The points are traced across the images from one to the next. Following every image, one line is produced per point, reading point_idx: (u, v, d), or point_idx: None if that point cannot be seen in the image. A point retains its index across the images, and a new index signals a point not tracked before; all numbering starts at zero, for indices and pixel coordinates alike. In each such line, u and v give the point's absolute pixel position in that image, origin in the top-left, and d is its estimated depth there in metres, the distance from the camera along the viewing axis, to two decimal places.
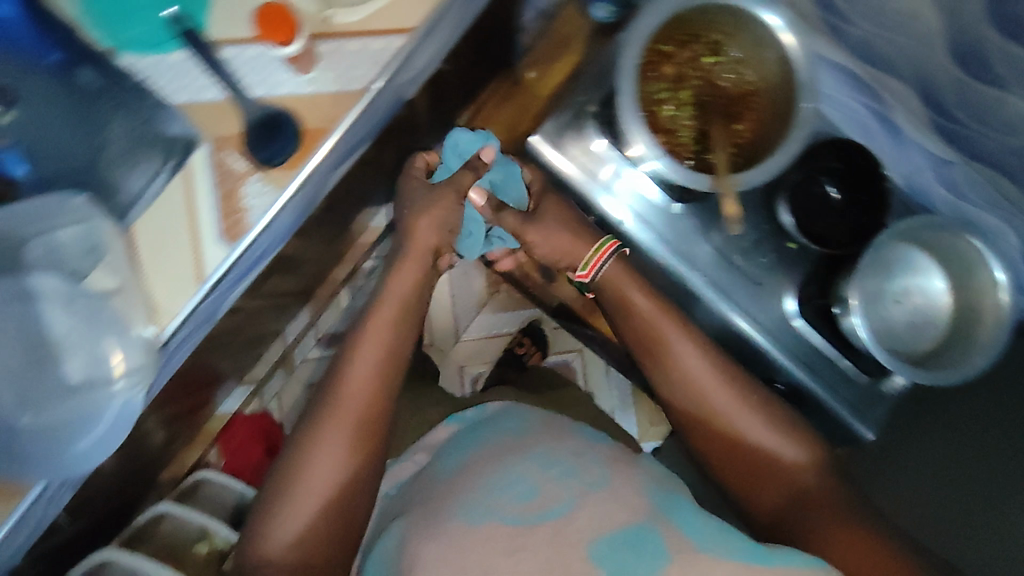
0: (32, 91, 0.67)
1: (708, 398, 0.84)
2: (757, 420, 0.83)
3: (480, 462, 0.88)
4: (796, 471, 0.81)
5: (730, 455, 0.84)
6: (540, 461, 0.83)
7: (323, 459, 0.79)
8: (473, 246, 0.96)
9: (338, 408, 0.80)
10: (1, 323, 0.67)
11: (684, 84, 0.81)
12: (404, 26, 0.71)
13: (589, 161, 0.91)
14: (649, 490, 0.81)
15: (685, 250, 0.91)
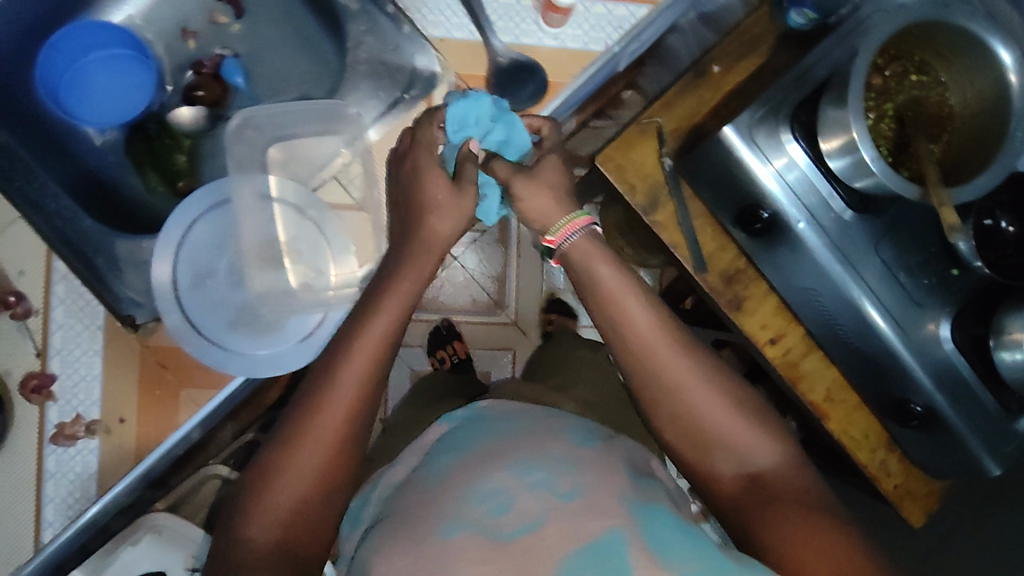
0: (265, 14, 0.84)
1: (663, 371, 0.58)
2: (699, 383, 0.58)
3: (457, 472, 0.63)
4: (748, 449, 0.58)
5: (671, 421, 0.60)
6: (517, 468, 0.59)
7: (283, 474, 0.52)
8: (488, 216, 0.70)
9: (315, 387, 0.53)
10: (245, 216, 0.70)
11: (888, 97, 0.83)
12: None
13: (771, 153, 0.88)
14: (639, 512, 0.55)
15: (856, 261, 0.89)
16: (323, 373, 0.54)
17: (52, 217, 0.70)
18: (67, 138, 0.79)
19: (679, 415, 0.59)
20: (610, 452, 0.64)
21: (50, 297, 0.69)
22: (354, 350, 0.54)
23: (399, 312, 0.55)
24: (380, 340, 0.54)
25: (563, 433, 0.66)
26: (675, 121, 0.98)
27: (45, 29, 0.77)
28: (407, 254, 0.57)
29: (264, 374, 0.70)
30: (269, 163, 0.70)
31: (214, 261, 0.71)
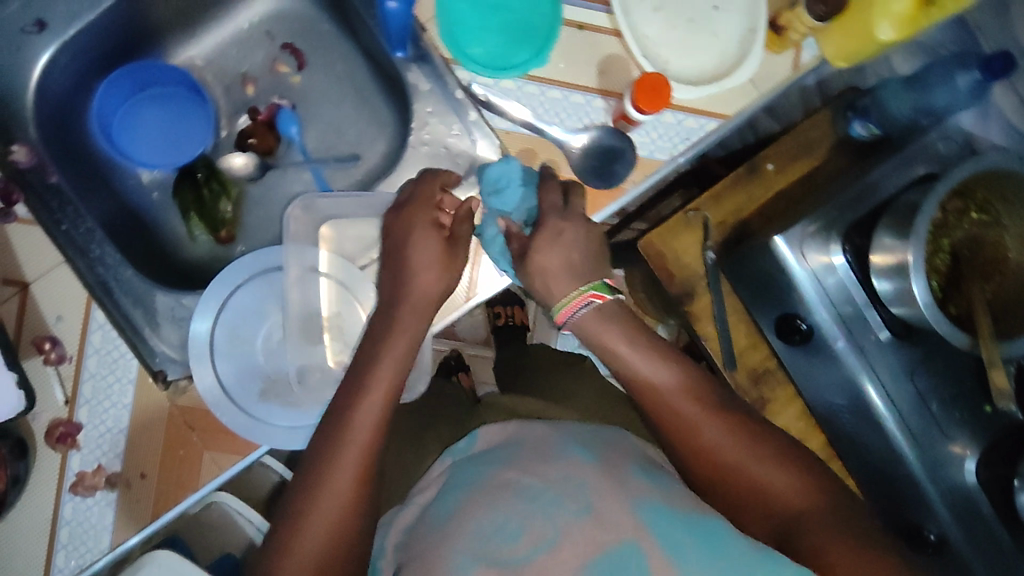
0: (327, 69, 0.83)
1: (673, 417, 0.63)
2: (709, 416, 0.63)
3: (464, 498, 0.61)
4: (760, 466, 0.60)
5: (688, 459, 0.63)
6: (521, 490, 0.59)
7: (315, 514, 0.55)
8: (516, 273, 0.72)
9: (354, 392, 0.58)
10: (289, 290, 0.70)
11: (945, 233, 0.82)
12: (725, 110, 0.72)
13: (822, 269, 0.88)
14: (655, 514, 0.55)
15: (892, 388, 0.89)
16: (342, 417, 0.58)
17: (94, 264, 0.70)
18: (116, 173, 0.78)
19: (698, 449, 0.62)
20: (610, 458, 0.64)
21: (85, 345, 0.68)
22: (368, 392, 0.59)
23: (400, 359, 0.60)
24: (388, 380, 0.60)
25: (559, 446, 0.66)
26: (721, 214, 0.98)
27: (109, 63, 0.76)
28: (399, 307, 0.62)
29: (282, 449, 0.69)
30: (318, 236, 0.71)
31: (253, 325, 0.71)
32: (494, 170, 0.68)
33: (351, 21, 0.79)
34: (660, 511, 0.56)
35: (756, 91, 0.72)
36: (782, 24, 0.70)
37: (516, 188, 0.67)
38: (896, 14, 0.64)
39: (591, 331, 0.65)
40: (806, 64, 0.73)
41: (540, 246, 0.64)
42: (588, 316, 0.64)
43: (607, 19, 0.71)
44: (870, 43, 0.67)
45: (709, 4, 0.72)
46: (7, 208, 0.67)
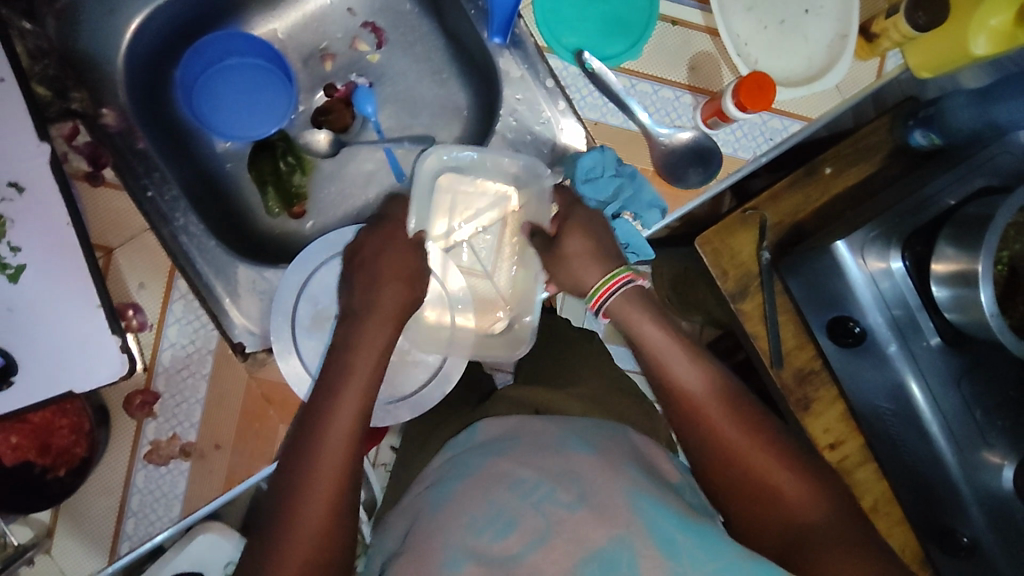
0: (403, 48, 0.83)
1: (714, 436, 0.58)
2: (750, 439, 0.58)
3: (458, 496, 0.59)
4: (792, 490, 0.55)
5: (722, 479, 0.57)
6: (514, 483, 0.58)
7: (304, 498, 0.52)
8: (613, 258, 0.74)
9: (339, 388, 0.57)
10: None
11: (1008, 245, 0.84)
12: (809, 114, 0.74)
13: (880, 274, 0.89)
14: (647, 511, 0.53)
15: (940, 397, 0.90)
16: (316, 408, 0.57)
17: (177, 233, 0.70)
18: (191, 141, 0.77)
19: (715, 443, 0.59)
20: (607, 447, 0.63)
21: (165, 313, 0.68)
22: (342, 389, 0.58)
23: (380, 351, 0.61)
24: (370, 367, 0.60)
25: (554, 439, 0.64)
26: (777, 216, 0.99)
27: (192, 30, 0.76)
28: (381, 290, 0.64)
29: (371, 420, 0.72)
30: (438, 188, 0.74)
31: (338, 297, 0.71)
32: (587, 160, 0.70)
33: (437, 3, 0.78)
34: (655, 502, 0.54)
35: (840, 97, 0.74)
36: (876, 32, 0.72)
37: (609, 176, 0.70)
38: (991, 30, 0.67)
39: (622, 318, 0.64)
40: (888, 72, 0.75)
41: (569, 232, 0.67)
42: (617, 303, 0.65)
43: (701, 16, 0.72)
44: (959, 57, 0.68)
45: (800, 7, 0.73)
46: (95, 171, 0.66)
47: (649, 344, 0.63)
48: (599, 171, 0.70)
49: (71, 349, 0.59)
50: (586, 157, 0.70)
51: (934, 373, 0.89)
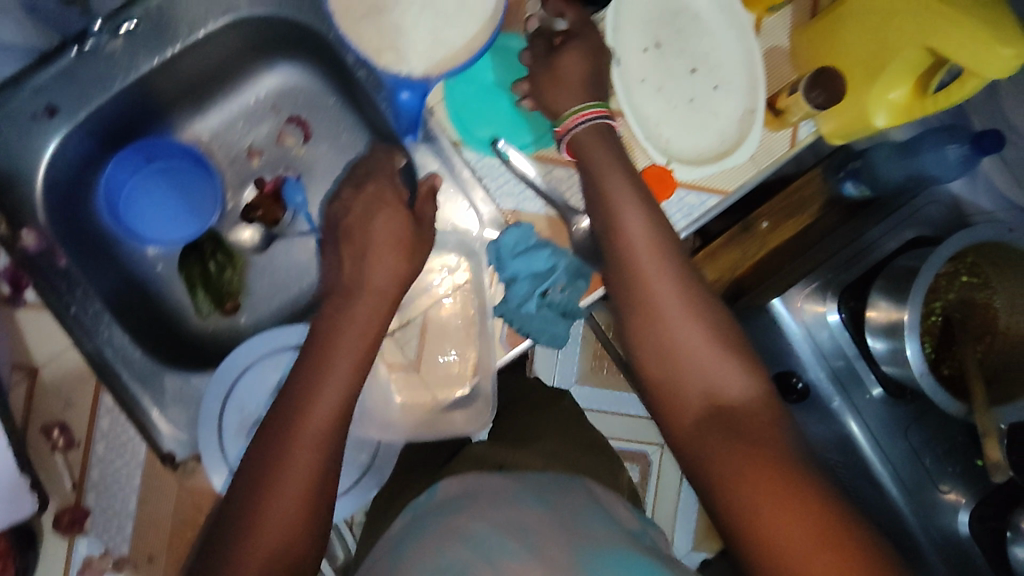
0: (329, 138, 0.84)
1: (689, 356, 0.56)
2: (731, 366, 0.56)
3: (416, 552, 0.58)
4: (758, 418, 0.54)
5: (687, 401, 0.56)
6: (472, 537, 0.58)
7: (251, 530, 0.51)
8: (552, 329, 0.70)
9: (303, 419, 0.54)
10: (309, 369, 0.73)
11: (937, 296, 0.85)
12: (726, 187, 0.74)
13: (813, 321, 0.90)
14: (595, 565, 0.54)
15: (887, 448, 0.89)
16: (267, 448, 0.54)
17: (102, 346, 0.70)
18: (121, 247, 0.78)
19: (653, 326, 0.58)
20: (564, 504, 0.64)
21: (93, 431, 0.68)
22: (299, 424, 0.54)
23: (338, 417, 0.56)
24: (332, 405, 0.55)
25: (515, 494, 0.65)
26: (718, 271, 1.01)
27: (117, 140, 0.77)
28: (350, 319, 0.60)
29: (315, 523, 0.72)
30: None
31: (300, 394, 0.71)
32: (509, 237, 0.69)
33: (357, 98, 0.79)
34: (602, 558, 0.55)
35: (755, 168, 0.74)
36: (782, 107, 0.72)
37: (531, 251, 0.69)
38: (892, 103, 0.66)
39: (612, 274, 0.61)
40: (803, 140, 0.75)
41: (568, 53, 0.66)
42: (586, 134, 0.64)
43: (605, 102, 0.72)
44: (861, 125, 0.68)
45: (709, 84, 0.74)
46: (15, 293, 0.67)
47: (624, 241, 0.60)
48: (522, 244, 0.69)
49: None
50: (507, 233, 0.69)
51: (879, 422, 0.90)
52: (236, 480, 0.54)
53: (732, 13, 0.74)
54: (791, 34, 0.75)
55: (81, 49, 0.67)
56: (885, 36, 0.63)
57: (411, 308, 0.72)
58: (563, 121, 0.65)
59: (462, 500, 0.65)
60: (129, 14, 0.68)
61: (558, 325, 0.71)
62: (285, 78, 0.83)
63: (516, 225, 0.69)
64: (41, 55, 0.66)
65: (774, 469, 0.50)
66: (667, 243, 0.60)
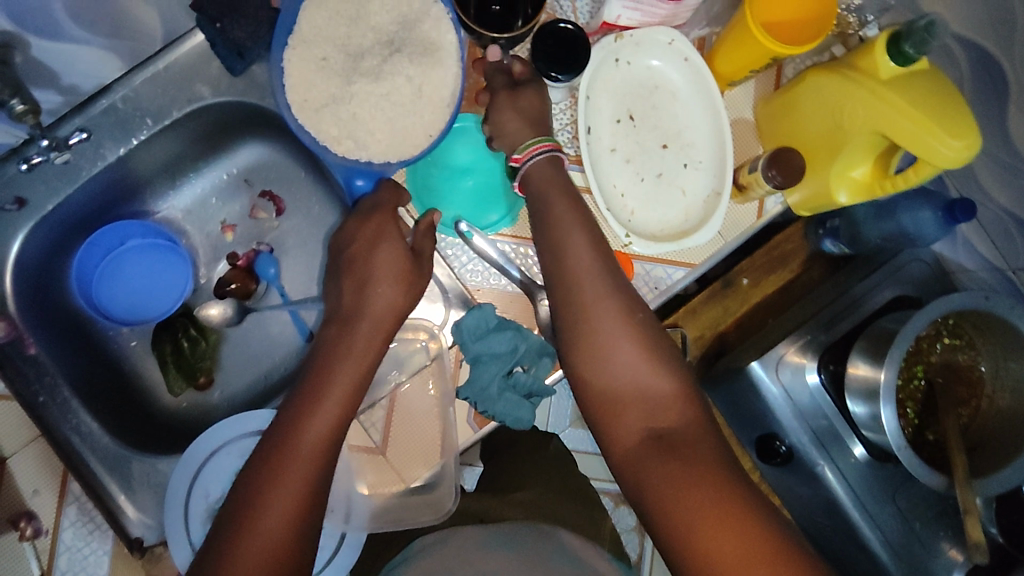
0: (300, 210, 0.85)
1: (624, 374, 0.60)
2: (665, 386, 0.59)
3: None
4: (690, 429, 0.58)
5: (625, 420, 0.59)
6: None
7: (241, 557, 0.51)
8: (517, 411, 0.70)
9: (286, 456, 0.55)
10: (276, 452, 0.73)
11: (920, 359, 0.82)
12: (692, 259, 0.75)
13: (794, 380, 0.87)
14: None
15: (876, 515, 0.86)
16: (254, 485, 0.54)
17: (71, 432, 0.70)
18: (94, 326, 0.79)
19: (592, 347, 0.61)
20: (530, 550, 0.61)
21: (61, 519, 0.69)
22: (286, 464, 0.55)
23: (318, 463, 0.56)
24: (320, 441, 0.56)
25: (484, 543, 0.64)
26: (699, 328, 0.99)
27: (91, 221, 0.78)
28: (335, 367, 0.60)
29: None
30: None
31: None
32: (470, 318, 0.68)
33: (325, 173, 0.80)
34: None
35: (722, 241, 0.75)
36: (745, 183, 0.73)
37: (492, 334, 0.68)
38: (854, 180, 0.67)
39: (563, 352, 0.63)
40: (770, 211, 0.76)
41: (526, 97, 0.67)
42: (543, 166, 0.66)
43: (581, 176, 0.75)
44: (825, 199, 0.69)
45: (680, 161, 0.75)
46: None
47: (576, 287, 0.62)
48: (482, 326, 0.68)
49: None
50: (467, 317, 0.68)
51: (867, 484, 0.87)
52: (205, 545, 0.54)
53: (705, 91, 0.74)
54: (754, 105, 0.77)
55: (29, 160, 0.66)
56: (839, 118, 0.65)
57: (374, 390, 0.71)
58: (528, 147, 0.66)
59: (439, 551, 0.64)
60: (81, 124, 0.70)
61: (523, 405, 0.70)
62: (256, 156, 0.84)
63: (476, 308, 0.68)
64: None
65: (703, 477, 0.54)
66: (620, 319, 0.61)
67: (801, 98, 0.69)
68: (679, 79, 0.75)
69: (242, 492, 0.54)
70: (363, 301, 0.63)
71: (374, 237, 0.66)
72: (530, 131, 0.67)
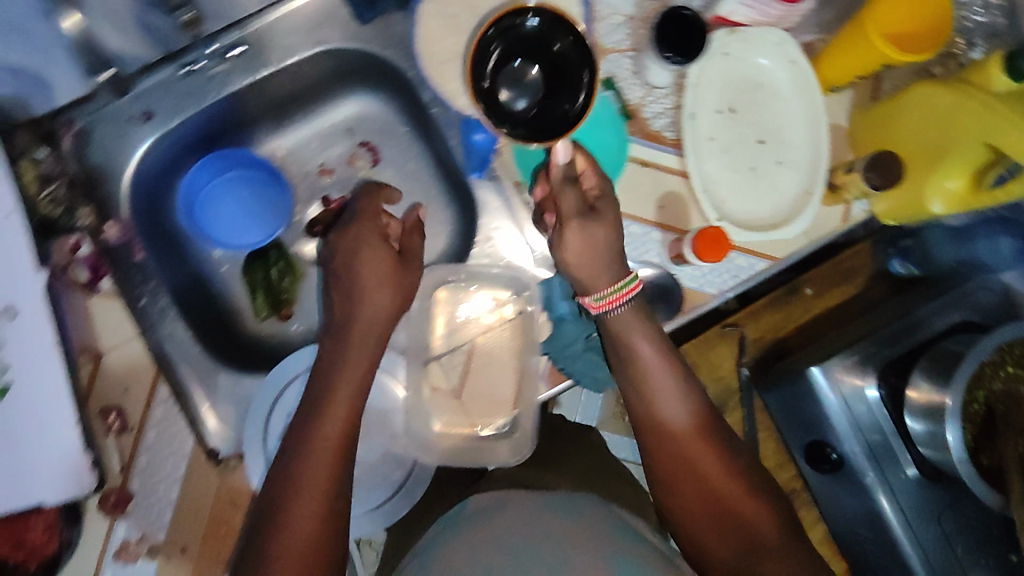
0: (394, 164, 0.88)
1: (673, 428, 0.66)
2: (715, 456, 0.65)
3: (446, 556, 0.61)
4: (738, 493, 0.63)
5: (685, 494, 0.64)
6: (507, 544, 0.60)
7: (285, 542, 0.57)
8: (592, 370, 0.73)
9: (308, 452, 0.60)
10: None
11: (983, 385, 0.83)
12: (775, 254, 0.77)
13: (853, 392, 0.89)
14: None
15: (920, 535, 0.87)
16: (284, 482, 0.59)
17: (164, 340, 0.73)
18: (190, 247, 0.82)
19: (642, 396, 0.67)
20: (588, 513, 0.63)
21: (147, 418, 0.72)
22: (311, 455, 0.60)
23: (338, 453, 0.61)
24: (339, 432, 0.62)
25: (543, 504, 0.65)
26: (760, 329, 1.04)
27: (203, 146, 0.81)
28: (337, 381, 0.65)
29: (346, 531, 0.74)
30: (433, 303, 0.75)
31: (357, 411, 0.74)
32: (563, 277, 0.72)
33: (428, 130, 0.83)
34: None
35: (807, 240, 0.77)
36: (837, 184, 0.76)
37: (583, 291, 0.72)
38: (948, 192, 0.69)
39: (619, 331, 0.67)
40: (855, 218, 0.78)
41: None
42: (625, 314, 0.67)
43: (676, 160, 0.76)
44: (917, 208, 0.72)
45: (772, 158, 0.77)
46: (94, 280, 0.72)
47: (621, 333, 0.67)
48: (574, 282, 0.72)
49: (33, 454, 0.57)
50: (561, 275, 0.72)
51: (915, 503, 0.88)
52: (260, 521, 0.59)
53: (806, 94, 0.76)
54: (849, 114, 0.79)
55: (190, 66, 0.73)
56: (948, 131, 0.67)
57: (457, 336, 0.74)
58: (607, 298, 0.67)
59: (498, 506, 0.66)
60: (240, 38, 0.74)
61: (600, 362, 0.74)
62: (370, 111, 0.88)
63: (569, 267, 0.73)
64: (145, 64, 0.71)
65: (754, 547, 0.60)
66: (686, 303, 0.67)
67: (899, 110, 0.72)
68: (782, 80, 0.77)
69: (274, 491, 0.60)
70: (350, 320, 0.68)
71: (355, 246, 0.70)
72: (606, 275, 0.68)
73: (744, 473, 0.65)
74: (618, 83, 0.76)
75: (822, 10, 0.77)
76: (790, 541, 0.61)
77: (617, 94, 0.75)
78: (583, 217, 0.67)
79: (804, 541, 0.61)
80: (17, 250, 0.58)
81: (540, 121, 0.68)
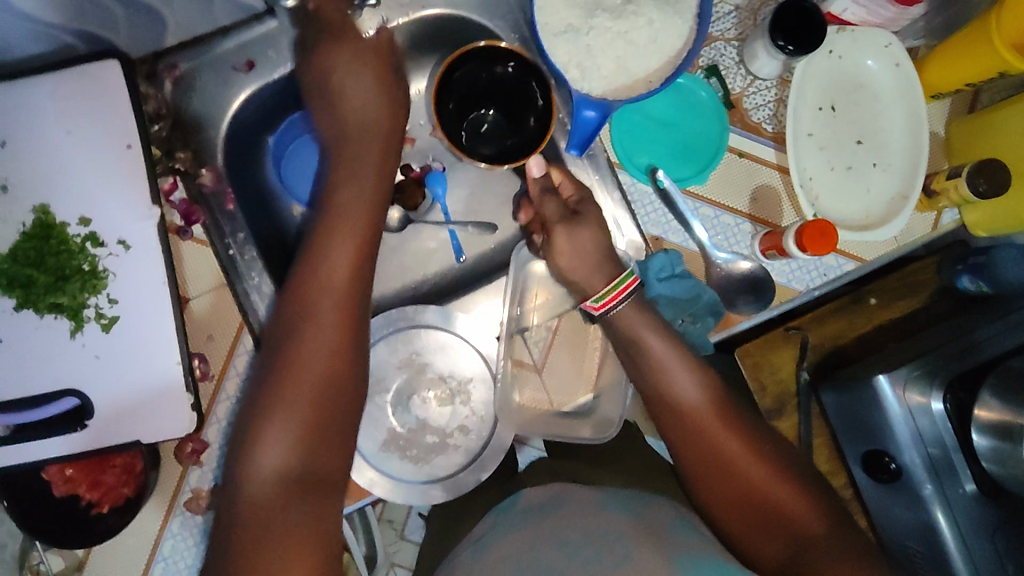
0: None
1: (694, 415, 0.65)
2: (742, 443, 0.63)
3: (517, 540, 0.60)
4: (774, 481, 0.61)
5: (717, 483, 0.63)
6: (565, 541, 0.58)
7: (293, 377, 0.56)
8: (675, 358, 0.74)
9: (313, 285, 0.60)
10: (437, 354, 0.75)
11: None
12: (863, 256, 0.78)
13: (919, 402, 0.84)
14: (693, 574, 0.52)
15: (978, 553, 0.82)
16: (294, 316, 0.59)
17: (250, 291, 0.71)
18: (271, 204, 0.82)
19: (659, 386, 0.67)
20: (649, 511, 0.62)
21: (227, 367, 0.72)
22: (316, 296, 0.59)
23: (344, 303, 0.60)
24: (345, 270, 0.61)
25: (600, 502, 0.64)
26: (821, 335, 0.98)
27: None
28: (302, 362, 0.57)
29: (415, 501, 0.73)
30: (529, 275, 0.77)
31: (446, 376, 0.76)
32: (659, 260, 0.72)
33: None
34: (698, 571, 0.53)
35: (896, 244, 0.79)
36: (935, 189, 0.77)
37: (676, 278, 0.72)
38: None
39: (625, 326, 0.68)
40: (944, 225, 0.80)
41: None
42: (627, 310, 0.68)
43: (773, 153, 0.77)
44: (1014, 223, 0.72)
45: (869, 160, 0.77)
46: (186, 225, 0.72)
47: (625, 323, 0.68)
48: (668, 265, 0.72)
49: (130, 391, 0.59)
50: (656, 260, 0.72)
51: (974, 517, 0.83)
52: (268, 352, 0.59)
53: (910, 99, 0.76)
54: (946, 124, 0.79)
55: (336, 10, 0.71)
56: None
57: (544, 312, 0.77)
58: (604, 299, 0.67)
59: (551, 507, 0.65)
60: None
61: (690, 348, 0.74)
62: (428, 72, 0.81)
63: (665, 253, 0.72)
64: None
65: (789, 533, 0.59)
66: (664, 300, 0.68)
67: (1002, 125, 0.72)
68: (885, 82, 0.77)
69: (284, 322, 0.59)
70: (316, 256, 0.61)
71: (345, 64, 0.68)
72: (602, 276, 0.69)
73: (773, 458, 0.63)
74: (721, 71, 0.76)
75: (928, 17, 0.77)
76: (832, 525, 0.59)
77: (721, 81, 0.76)
78: (566, 223, 0.70)
79: (852, 527, 0.59)
80: (140, 183, 0.60)
81: (510, 146, 0.75)
